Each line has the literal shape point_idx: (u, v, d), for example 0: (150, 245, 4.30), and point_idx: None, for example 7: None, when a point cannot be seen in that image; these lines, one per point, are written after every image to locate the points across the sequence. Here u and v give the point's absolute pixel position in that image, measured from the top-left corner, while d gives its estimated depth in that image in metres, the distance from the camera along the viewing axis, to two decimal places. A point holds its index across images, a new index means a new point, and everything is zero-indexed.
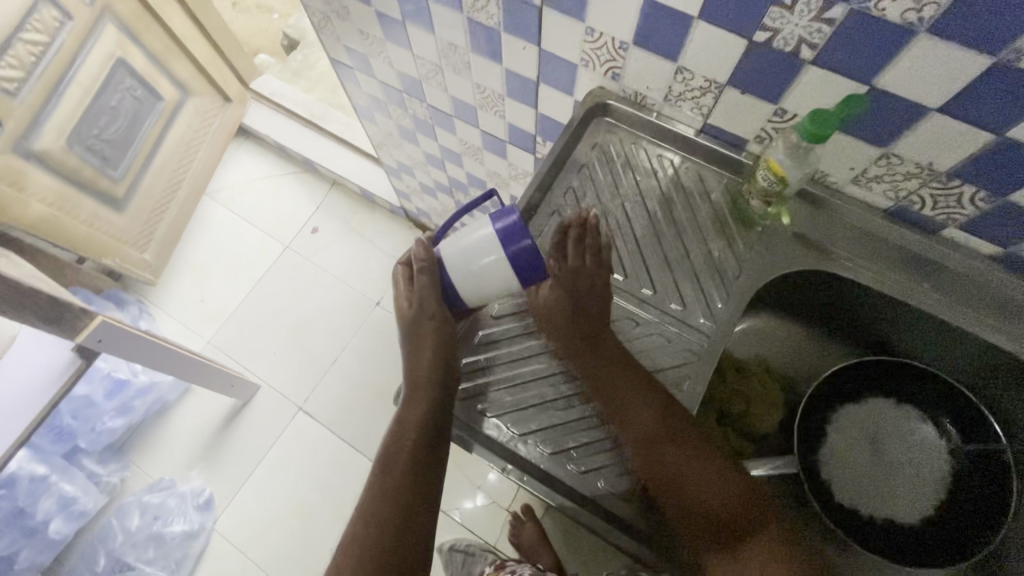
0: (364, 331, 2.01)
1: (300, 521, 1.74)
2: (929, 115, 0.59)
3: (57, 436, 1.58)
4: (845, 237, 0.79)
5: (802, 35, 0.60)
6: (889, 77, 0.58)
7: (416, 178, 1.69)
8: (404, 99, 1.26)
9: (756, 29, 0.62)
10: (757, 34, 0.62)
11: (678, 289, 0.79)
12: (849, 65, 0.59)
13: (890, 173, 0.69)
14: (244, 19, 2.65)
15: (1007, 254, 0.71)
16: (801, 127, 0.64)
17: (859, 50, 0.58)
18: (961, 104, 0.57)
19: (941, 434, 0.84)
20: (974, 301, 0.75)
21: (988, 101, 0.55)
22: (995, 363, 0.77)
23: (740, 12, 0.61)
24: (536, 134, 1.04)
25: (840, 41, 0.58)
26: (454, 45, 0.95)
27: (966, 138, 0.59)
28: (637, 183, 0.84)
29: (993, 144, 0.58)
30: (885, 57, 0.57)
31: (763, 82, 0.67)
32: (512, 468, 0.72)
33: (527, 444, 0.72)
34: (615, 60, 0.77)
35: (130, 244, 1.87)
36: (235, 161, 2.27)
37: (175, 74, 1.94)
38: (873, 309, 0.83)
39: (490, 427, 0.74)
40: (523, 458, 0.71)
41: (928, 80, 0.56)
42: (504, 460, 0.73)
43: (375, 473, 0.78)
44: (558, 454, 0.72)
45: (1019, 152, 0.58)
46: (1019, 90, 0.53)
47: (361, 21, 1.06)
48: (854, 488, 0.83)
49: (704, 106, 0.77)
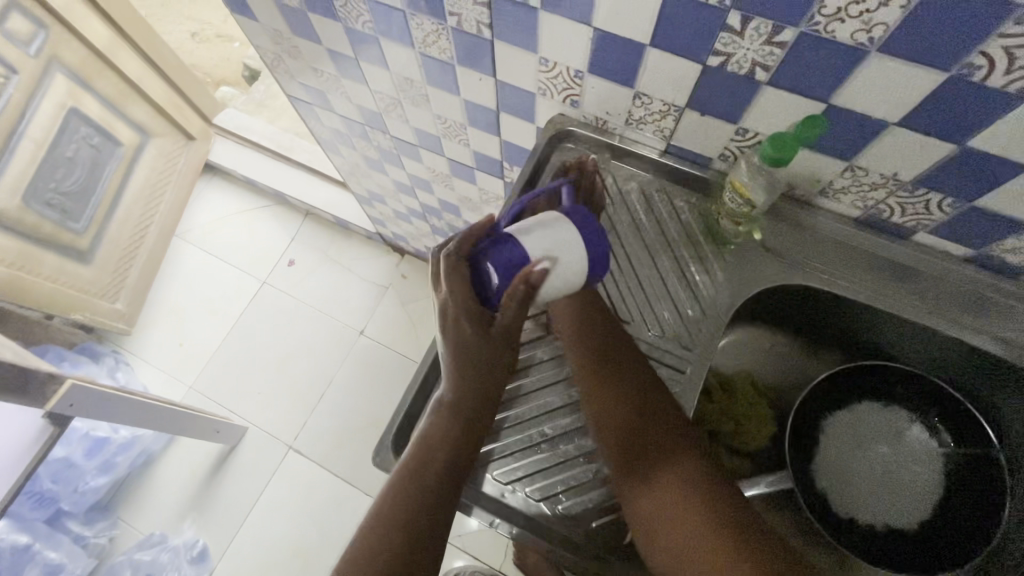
0: (350, 362, 1.97)
1: (299, 563, 1.70)
2: (890, 129, 0.56)
3: (39, 503, 1.53)
4: (816, 248, 0.75)
5: (754, 58, 0.56)
6: (849, 94, 0.55)
7: (388, 205, 1.65)
8: (366, 132, 1.22)
9: (707, 53, 0.58)
10: (709, 59, 0.58)
11: (655, 316, 0.75)
12: (807, 84, 0.56)
13: (856, 184, 0.66)
14: (205, 52, 2.60)
15: (982, 256, 0.67)
16: (762, 152, 0.61)
17: (812, 70, 0.54)
18: (927, 117, 0.53)
19: (932, 436, 0.79)
20: (949, 305, 0.71)
21: (954, 114, 0.52)
22: (980, 366, 0.73)
23: (690, 37, 0.57)
24: (503, 160, 1.01)
25: (794, 62, 0.54)
26: (409, 78, 0.91)
27: (932, 150, 0.56)
28: (604, 207, 0.79)
29: (960, 155, 0.55)
30: (844, 75, 0.53)
31: (722, 105, 0.63)
32: (501, 521, 0.69)
33: (515, 492, 0.69)
34: (572, 88, 0.74)
35: (99, 296, 1.84)
36: (207, 199, 2.23)
37: (133, 118, 1.88)
38: (851, 316, 0.78)
39: (476, 478, 0.70)
40: (512, 508, 0.69)
41: (890, 96, 0.53)
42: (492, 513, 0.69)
43: (397, 479, 0.62)
44: (548, 499, 0.69)
45: (991, 162, 0.54)
46: (989, 101, 0.49)
47: (312, 59, 1.02)
48: (847, 499, 0.78)
49: (665, 128, 0.72)
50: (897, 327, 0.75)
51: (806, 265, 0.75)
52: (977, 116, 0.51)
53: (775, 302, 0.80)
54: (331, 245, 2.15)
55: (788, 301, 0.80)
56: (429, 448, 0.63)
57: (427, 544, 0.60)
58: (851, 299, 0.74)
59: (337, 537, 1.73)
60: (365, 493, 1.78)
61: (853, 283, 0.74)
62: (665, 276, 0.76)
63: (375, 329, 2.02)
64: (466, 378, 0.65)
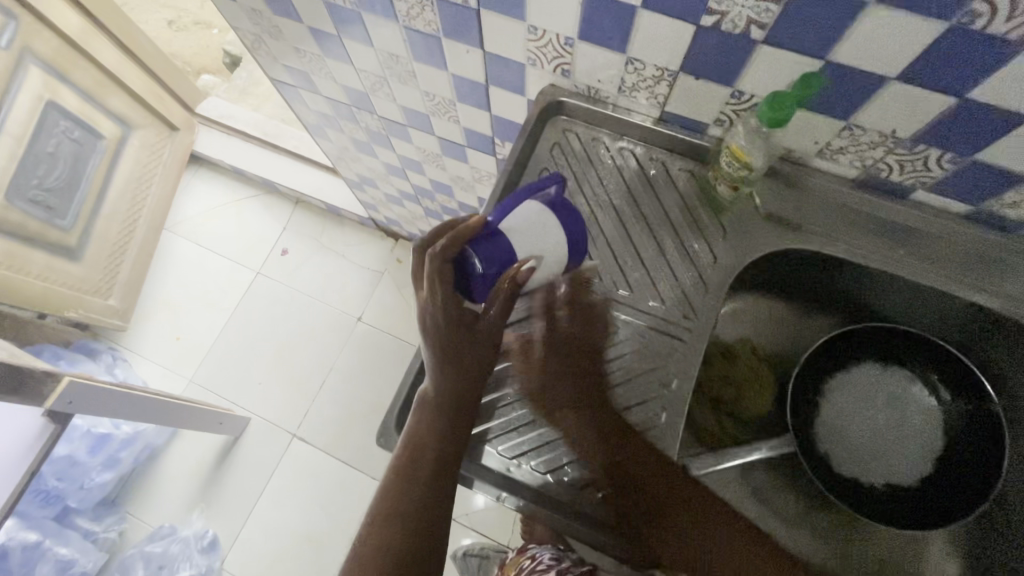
0: (349, 349, 1.96)
1: (310, 548, 1.73)
2: (888, 85, 0.55)
3: (45, 501, 1.54)
4: (814, 212, 0.74)
5: (749, 15, 0.54)
6: (846, 49, 0.53)
7: (379, 189, 1.63)
8: (353, 113, 1.19)
9: (702, 12, 0.56)
10: (704, 18, 0.57)
11: (655, 286, 0.75)
12: (804, 41, 0.54)
13: (854, 144, 0.65)
14: (182, 39, 2.53)
15: (980, 211, 0.66)
16: (760, 113, 0.59)
17: (809, 26, 0.53)
18: (927, 71, 0.52)
19: (931, 393, 0.80)
20: (949, 263, 0.71)
21: (953, 64, 0.51)
22: (980, 323, 0.73)
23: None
24: (494, 136, 0.99)
25: (791, 18, 0.53)
26: (394, 54, 0.89)
27: (931, 104, 0.55)
28: (600, 179, 0.78)
29: (959, 107, 0.54)
30: (842, 29, 0.52)
31: (717, 66, 0.62)
32: (508, 495, 0.69)
33: (520, 466, 0.70)
34: (563, 57, 0.72)
35: (92, 293, 1.82)
36: (194, 190, 2.19)
37: (114, 110, 1.83)
38: (852, 279, 0.78)
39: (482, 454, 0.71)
40: (518, 482, 0.69)
41: (889, 49, 0.52)
42: (498, 487, 0.70)
43: (392, 477, 0.65)
44: (554, 472, 0.70)
45: (989, 113, 0.54)
46: (988, 49, 0.48)
47: (293, 38, 0.99)
48: (852, 458, 0.79)
49: (659, 95, 0.71)
50: (897, 288, 0.75)
51: (806, 230, 0.74)
52: (978, 66, 0.50)
53: (775, 269, 0.80)
54: (324, 233, 2.13)
55: (788, 268, 0.79)
56: (416, 447, 0.65)
57: (428, 536, 0.63)
58: (850, 262, 0.74)
59: (346, 521, 1.75)
60: (371, 478, 1.80)
61: (852, 246, 0.73)
62: (665, 246, 0.76)
63: (372, 316, 2.01)
64: (451, 374, 0.65)
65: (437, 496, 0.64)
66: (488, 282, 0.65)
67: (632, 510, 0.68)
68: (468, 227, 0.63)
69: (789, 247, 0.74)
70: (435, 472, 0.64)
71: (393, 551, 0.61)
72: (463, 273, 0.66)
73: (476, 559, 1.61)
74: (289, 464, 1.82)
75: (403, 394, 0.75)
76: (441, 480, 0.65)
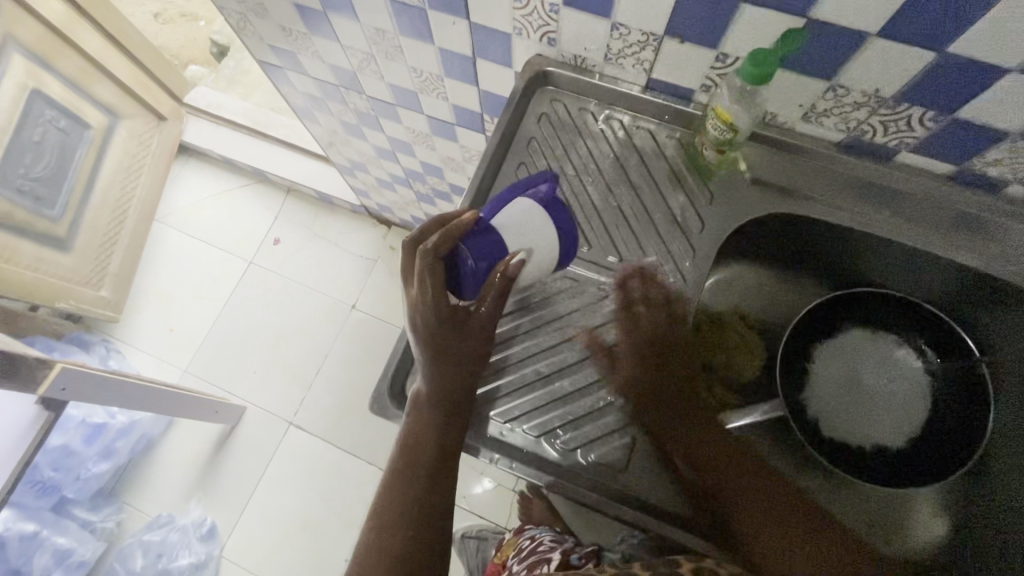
0: (344, 337, 1.97)
1: (308, 534, 1.73)
2: (869, 41, 0.55)
3: (41, 491, 1.53)
4: (801, 176, 0.74)
5: None
6: (828, 6, 0.54)
7: (371, 174, 1.62)
8: (341, 94, 1.19)
9: None
10: None
11: (643, 252, 0.76)
12: None
13: (838, 105, 0.65)
14: (169, 31, 2.50)
15: (963, 171, 0.67)
16: (744, 71, 0.60)
17: None
18: (908, 24, 0.52)
19: (918, 356, 0.81)
20: (932, 224, 0.72)
21: (932, 17, 0.51)
22: (964, 284, 0.74)
23: None
24: (483, 113, 0.99)
25: None
26: (380, 29, 0.88)
27: (912, 60, 0.56)
28: (587, 148, 0.79)
29: (939, 63, 0.55)
30: None
31: (701, 29, 0.62)
32: (501, 458, 0.70)
33: (513, 431, 0.71)
34: (549, 24, 0.71)
35: (83, 284, 1.81)
36: (184, 181, 2.18)
37: (100, 99, 1.82)
38: (838, 245, 0.78)
39: (474, 420, 0.71)
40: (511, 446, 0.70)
41: (869, 3, 0.52)
42: (492, 452, 0.71)
43: (393, 471, 0.69)
44: (546, 435, 0.70)
45: (969, 68, 0.54)
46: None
47: (279, 17, 0.99)
48: (840, 422, 0.81)
49: (645, 61, 0.71)
50: (884, 251, 0.76)
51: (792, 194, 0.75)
52: (958, 18, 0.50)
53: (763, 236, 0.80)
54: (317, 221, 2.12)
55: (775, 235, 0.80)
56: (411, 447, 0.68)
57: (431, 524, 0.67)
58: (836, 226, 0.75)
59: (343, 507, 1.76)
60: (369, 463, 1.80)
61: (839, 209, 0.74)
62: (653, 213, 0.76)
63: (366, 303, 2.01)
64: (442, 373, 0.67)
65: (435, 491, 0.68)
66: (479, 277, 0.66)
67: (623, 471, 0.68)
68: (459, 225, 0.64)
69: (776, 212, 0.75)
70: (431, 469, 0.68)
71: (397, 543, 0.66)
72: (455, 270, 0.66)
73: (474, 541, 1.63)
74: (288, 451, 1.83)
75: (395, 364, 0.75)
76: (438, 475, 0.68)
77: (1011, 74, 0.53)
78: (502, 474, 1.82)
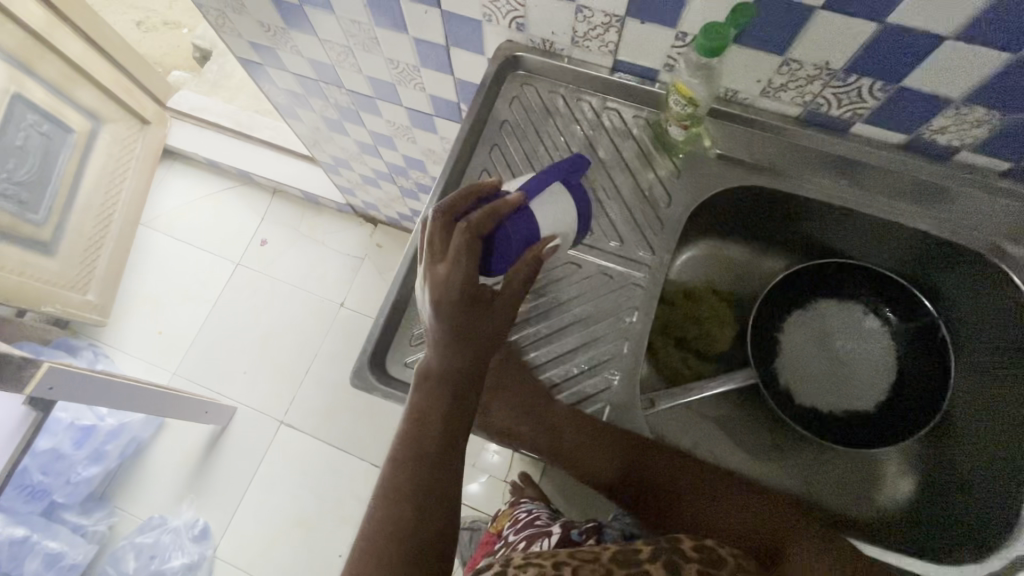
0: (333, 335, 1.98)
1: (302, 531, 1.74)
2: (815, 15, 0.58)
3: (30, 496, 1.54)
4: (763, 149, 0.77)
5: None
6: None
7: (355, 170, 1.64)
8: (321, 89, 1.21)
9: None
10: None
11: (613, 228, 0.78)
12: None
13: (793, 80, 0.68)
14: (151, 38, 2.51)
15: (914, 140, 0.70)
16: (699, 46, 0.62)
17: None
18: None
19: (882, 321, 0.84)
20: (891, 193, 0.75)
21: None
22: (922, 251, 0.77)
23: None
24: (460, 102, 1.01)
25: None
26: (356, 21, 0.90)
27: (856, 32, 0.59)
28: (558, 128, 0.81)
29: (881, 33, 0.58)
30: None
31: (660, 8, 0.65)
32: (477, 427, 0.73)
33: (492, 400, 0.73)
34: (517, 9, 0.74)
35: (69, 288, 1.81)
36: (169, 185, 2.18)
37: (82, 104, 1.83)
38: (802, 218, 0.82)
39: None
40: (489, 415, 0.73)
41: None
42: None
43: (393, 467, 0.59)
44: None
45: (908, 37, 0.57)
46: None
47: (256, 12, 1.01)
48: (813, 389, 0.83)
49: (609, 43, 0.74)
50: (845, 222, 0.79)
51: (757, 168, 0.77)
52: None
53: (731, 210, 0.83)
54: (303, 223, 2.13)
55: (740, 210, 0.83)
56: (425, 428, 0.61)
57: (449, 519, 0.59)
58: (800, 198, 0.78)
59: (337, 503, 1.77)
60: (361, 459, 1.81)
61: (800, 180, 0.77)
62: (624, 190, 0.79)
63: (354, 301, 2.02)
64: (461, 350, 0.63)
65: (449, 476, 0.60)
66: (512, 254, 0.65)
67: None
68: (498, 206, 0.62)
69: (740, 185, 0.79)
70: (447, 452, 0.61)
71: (408, 524, 0.56)
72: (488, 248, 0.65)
73: (467, 532, 1.64)
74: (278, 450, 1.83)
75: (374, 341, 0.78)
76: (454, 460, 0.61)
77: (949, 42, 0.56)
78: (494, 466, 1.84)
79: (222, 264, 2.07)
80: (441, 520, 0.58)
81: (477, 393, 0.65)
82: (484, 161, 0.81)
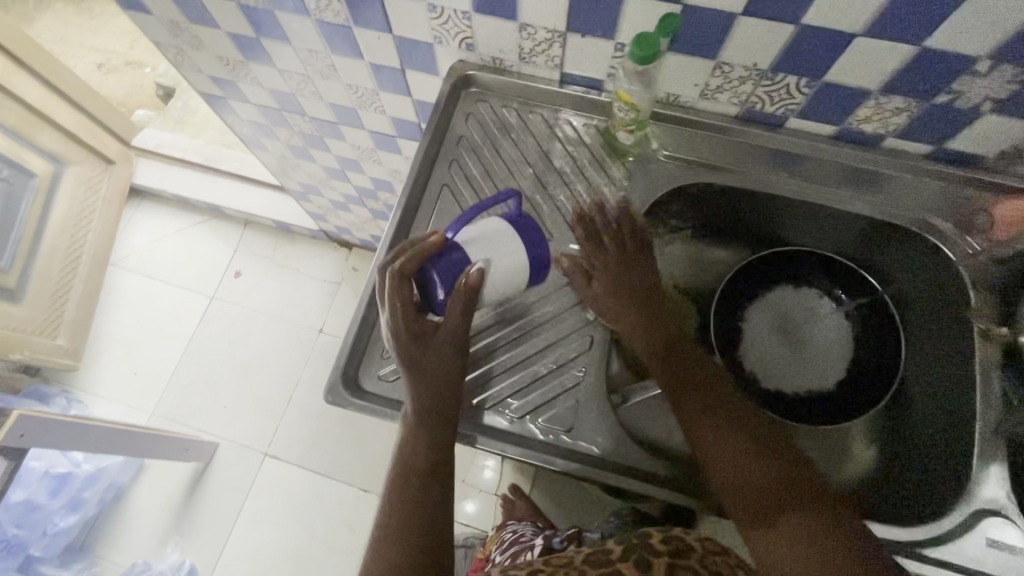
0: (313, 361, 1.97)
1: (293, 564, 1.71)
2: (738, 21, 0.63)
3: (7, 551, 1.46)
4: (707, 143, 0.82)
5: None
6: None
7: (325, 197, 1.66)
8: (285, 117, 1.23)
9: None
10: None
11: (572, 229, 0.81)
12: None
13: (727, 81, 0.73)
14: (114, 79, 2.51)
15: (845, 130, 0.75)
16: (632, 55, 0.66)
17: None
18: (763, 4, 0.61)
19: (835, 302, 0.88)
20: (832, 180, 0.79)
21: None
22: (868, 232, 0.82)
23: None
24: (421, 122, 1.04)
25: None
26: (313, 50, 0.93)
27: (778, 33, 0.63)
28: (509, 140, 0.85)
29: (800, 33, 0.62)
30: None
31: (599, 24, 0.69)
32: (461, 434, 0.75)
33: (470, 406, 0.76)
34: (465, 31, 0.78)
35: (39, 333, 1.79)
36: (137, 223, 2.16)
37: (42, 146, 1.81)
38: (753, 211, 0.86)
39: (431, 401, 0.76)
40: (470, 420, 0.75)
41: None
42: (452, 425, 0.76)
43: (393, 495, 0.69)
44: (496, 407, 0.75)
45: (825, 35, 0.62)
46: None
47: (213, 45, 1.03)
48: (778, 375, 0.86)
49: (556, 57, 0.77)
50: (792, 211, 0.84)
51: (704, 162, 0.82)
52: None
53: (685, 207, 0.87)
54: (275, 253, 2.12)
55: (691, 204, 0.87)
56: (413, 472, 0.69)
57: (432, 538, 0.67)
58: (748, 189, 0.82)
59: (327, 531, 1.74)
60: (348, 483, 1.79)
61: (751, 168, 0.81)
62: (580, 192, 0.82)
63: (333, 325, 2.02)
64: (421, 388, 0.69)
65: (430, 502, 0.69)
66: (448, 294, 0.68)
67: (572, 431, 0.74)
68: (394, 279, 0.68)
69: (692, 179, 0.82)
70: (433, 482, 0.69)
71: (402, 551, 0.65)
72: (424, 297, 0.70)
73: (462, 550, 1.63)
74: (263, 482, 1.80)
75: (351, 352, 0.80)
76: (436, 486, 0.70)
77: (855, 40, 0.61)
78: (484, 481, 1.83)
79: (196, 300, 2.05)
80: (436, 537, 0.67)
81: (454, 419, 0.71)
82: (444, 175, 0.84)
